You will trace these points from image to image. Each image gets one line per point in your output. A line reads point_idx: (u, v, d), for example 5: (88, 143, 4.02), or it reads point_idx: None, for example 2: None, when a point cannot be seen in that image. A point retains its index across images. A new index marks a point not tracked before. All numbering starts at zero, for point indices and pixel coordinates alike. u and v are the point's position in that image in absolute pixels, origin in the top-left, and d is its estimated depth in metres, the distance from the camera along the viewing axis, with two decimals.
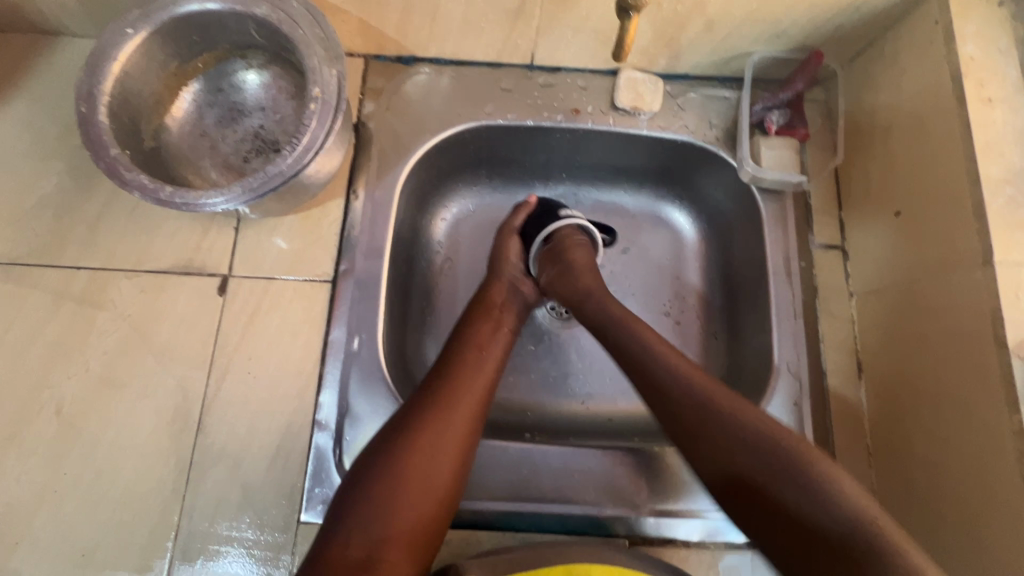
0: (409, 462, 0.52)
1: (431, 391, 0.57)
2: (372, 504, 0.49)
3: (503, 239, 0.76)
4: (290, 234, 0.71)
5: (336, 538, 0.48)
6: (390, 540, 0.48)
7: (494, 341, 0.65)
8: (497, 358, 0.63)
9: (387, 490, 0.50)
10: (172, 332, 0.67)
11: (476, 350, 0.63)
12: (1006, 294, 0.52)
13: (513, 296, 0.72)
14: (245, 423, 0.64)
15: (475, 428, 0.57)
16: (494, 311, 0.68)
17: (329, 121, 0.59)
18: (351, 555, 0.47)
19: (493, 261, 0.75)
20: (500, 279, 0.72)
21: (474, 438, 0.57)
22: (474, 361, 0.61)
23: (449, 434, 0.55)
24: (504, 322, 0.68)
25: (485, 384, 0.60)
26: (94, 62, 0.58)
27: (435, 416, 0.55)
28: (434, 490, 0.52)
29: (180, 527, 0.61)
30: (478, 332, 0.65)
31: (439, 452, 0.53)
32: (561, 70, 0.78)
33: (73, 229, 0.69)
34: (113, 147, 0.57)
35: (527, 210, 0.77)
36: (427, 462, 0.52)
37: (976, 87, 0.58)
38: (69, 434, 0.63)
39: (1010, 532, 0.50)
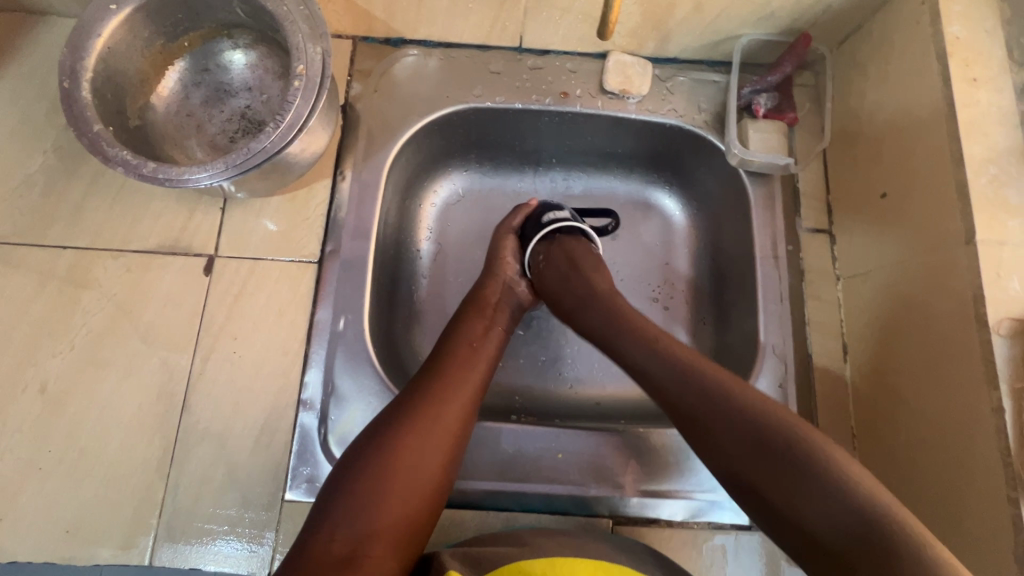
0: (397, 457, 0.51)
1: (422, 387, 0.57)
2: (357, 500, 0.49)
3: (499, 238, 0.74)
4: (277, 214, 0.71)
5: (320, 533, 0.48)
6: (375, 536, 0.48)
7: (488, 338, 0.65)
8: (489, 356, 0.63)
9: (373, 485, 0.50)
10: (158, 312, 0.67)
11: (470, 347, 0.62)
12: (987, 272, 0.52)
13: (506, 296, 0.71)
14: (231, 402, 0.64)
15: (465, 426, 0.57)
16: (489, 310, 0.68)
17: (313, 98, 0.59)
18: (334, 551, 0.46)
19: (489, 259, 0.73)
20: (496, 278, 0.71)
21: (463, 436, 0.57)
22: (466, 358, 0.61)
23: (438, 431, 0.54)
24: (497, 321, 0.67)
25: (477, 380, 0.60)
26: (76, 38, 0.58)
27: (424, 412, 0.55)
28: (420, 487, 0.52)
29: (164, 505, 0.61)
30: (472, 328, 0.65)
31: (427, 449, 0.53)
32: (550, 53, 0.78)
33: (59, 208, 0.69)
34: (96, 123, 0.57)
35: (524, 212, 0.75)
36: (416, 458, 0.52)
37: (961, 67, 0.58)
38: (54, 412, 0.63)
39: (988, 509, 0.50)
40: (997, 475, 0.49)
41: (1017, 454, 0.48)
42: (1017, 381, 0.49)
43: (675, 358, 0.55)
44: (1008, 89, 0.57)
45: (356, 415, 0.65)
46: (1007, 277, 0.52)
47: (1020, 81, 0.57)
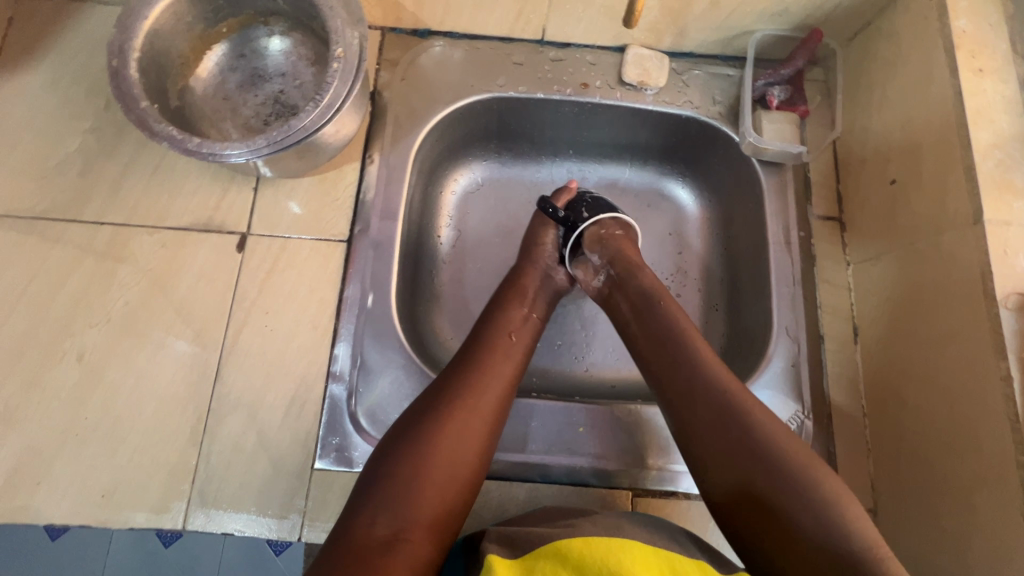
0: (436, 444, 0.52)
1: (459, 374, 0.58)
2: (396, 485, 0.50)
3: (536, 228, 0.76)
4: (308, 196, 0.73)
5: (360, 517, 0.48)
6: (415, 521, 0.48)
7: (524, 329, 0.65)
8: (525, 346, 0.64)
9: (412, 471, 0.50)
10: (192, 286, 0.69)
11: (506, 336, 0.63)
12: (995, 250, 0.55)
13: (545, 284, 0.72)
14: (262, 373, 0.66)
15: (501, 414, 0.57)
16: (526, 300, 0.69)
17: (350, 80, 0.62)
18: (376, 534, 0.47)
19: (527, 248, 0.75)
20: (535, 267, 0.73)
21: (499, 425, 0.57)
22: (503, 347, 0.62)
23: (476, 419, 0.55)
24: (533, 311, 0.69)
25: (512, 370, 0.61)
26: (126, 20, 0.61)
27: (464, 399, 0.55)
28: (458, 473, 0.52)
29: (197, 472, 0.63)
30: (508, 318, 0.66)
31: (465, 436, 0.53)
32: (570, 46, 0.81)
33: (97, 185, 0.71)
34: (143, 100, 0.59)
35: (568, 194, 0.78)
36: (454, 445, 0.53)
37: (967, 58, 0.61)
38: (90, 381, 0.65)
39: (998, 475, 0.52)
40: (1006, 442, 0.51)
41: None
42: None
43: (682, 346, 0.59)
44: (1013, 80, 0.60)
45: (383, 388, 0.67)
46: (1014, 255, 0.54)
47: None
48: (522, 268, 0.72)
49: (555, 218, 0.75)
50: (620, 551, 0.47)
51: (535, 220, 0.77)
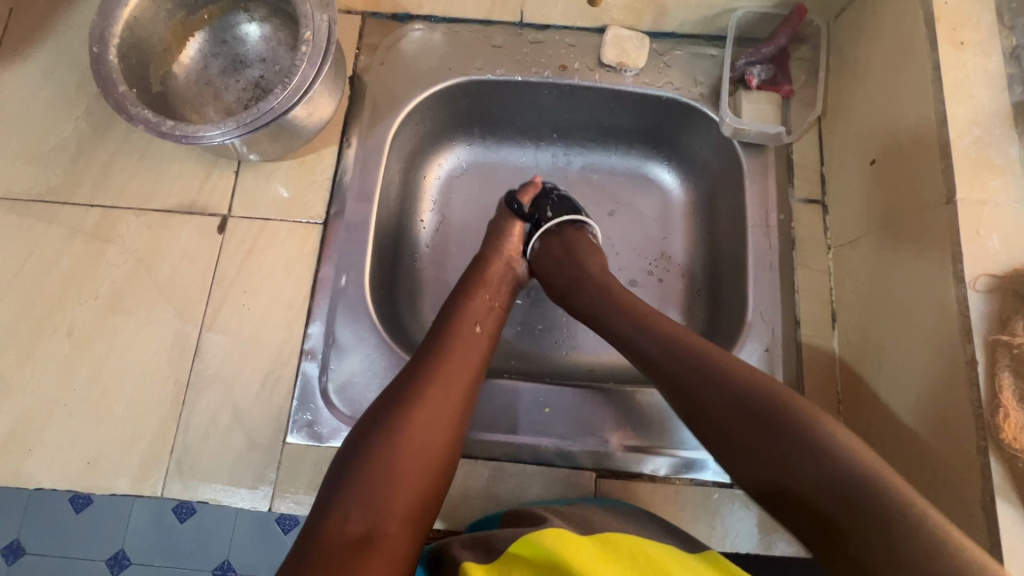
0: (407, 438, 0.52)
1: (425, 367, 0.58)
2: (369, 482, 0.49)
3: (502, 219, 0.76)
4: (286, 179, 0.75)
5: (332, 516, 0.48)
6: (388, 516, 0.49)
7: (487, 319, 0.66)
8: (488, 336, 0.65)
9: (384, 467, 0.50)
10: (175, 266, 0.72)
11: (470, 328, 0.64)
12: (967, 230, 0.53)
13: (507, 275, 0.73)
14: (239, 350, 0.69)
15: (467, 405, 0.58)
16: (490, 290, 0.70)
17: (319, 62, 0.63)
18: (351, 532, 0.47)
19: (489, 241, 0.75)
20: (498, 258, 0.73)
21: (465, 414, 0.58)
22: (468, 338, 0.62)
23: (444, 411, 0.56)
24: (498, 302, 0.70)
25: (477, 360, 0.62)
26: (106, 7, 0.63)
27: (432, 393, 0.56)
28: (430, 466, 0.53)
29: (175, 443, 0.66)
30: (473, 309, 0.66)
31: (435, 430, 0.54)
32: (550, 28, 0.81)
33: (88, 169, 0.74)
34: (121, 85, 0.62)
35: (533, 191, 0.78)
36: (425, 438, 0.53)
37: (948, 31, 0.58)
38: (79, 355, 0.68)
39: (959, 460, 0.50)
40: (968, 428, 0.50)
41: (988, 406, 0.48)
42: (991, 335, 0.50)
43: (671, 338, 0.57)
44: (996, 53, 0.57)
45: (355, 366, 0.68)
46: (986, 235, 0.53)
47: (1009, 44, 0.58)
48: (484, 258, 0.72)
49: (519, 214, 0.76)
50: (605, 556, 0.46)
51: (501, 214, 0.77)
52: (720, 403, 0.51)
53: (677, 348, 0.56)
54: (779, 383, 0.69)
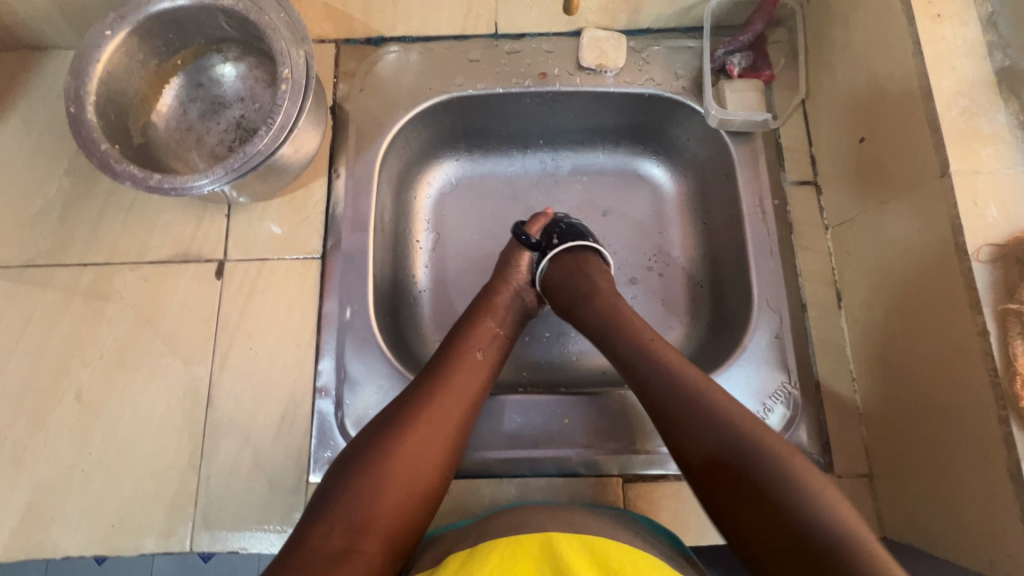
0: (396, 459, 0.54)
1: (423, 392, 0.59)
2: (355, 499, 0.51)
3: (513, 247, 0.76)
4: (279, 216, 0.74)
5: (318, 527, 0.50)
6: (372, 531, 0.50)
7: (490, 346, 0.67)
8: (491, 363, 0.66)
9: (370, 486, 0.52)
10: (176, 317, 0.71)
11: (474, 355, 0.65)
12: (964, 202, 0.53)
13: (515, 302, 0.73)
14: (251, 394, 0.68)
15: (462, 432, 0.59)
16: (497, 316, 0.70)
17: (300, 100, 0.62)
18: (332, 546, 0.49)
19: (500, 268, 0.75)
20: (507, 285, 0.73)
21: (460, 440, 0.59)
22: (468, 365, 0.63)
23: (437, 437, 0.57)
24: (503, 328, 0.70)
25: (477, 386, 0.63)
26: (77, 65, 0.62)
27: (425, 417, 0.57)
28: (417, 488, 0.54)
29: (199, 495, 0.65)
30: (476, 336, 0.67)
31: (425, 453, 0.55)
32: (526, 36, 0.80)
33: (77, 227, 0.73)
34: (103, 143, 0.61)
35: (544, 221, 0.77)
36: (413, 461, 0.54)
37: (924, 4, 0.58)
38: (90, 417, 0.67)
39: (981, 429, 0.51)
40: (987, 397, 0.50)
41: (1004, 374, 0.49)
42: (999, 304, 0.50)
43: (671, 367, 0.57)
44: (973, 22, 0.57)
45: (370, 398, 0.68)
46: (985, 205, 0.53)
47: (984, 12, 0.58)
48: (494, 285, 0.73)
49: (527, 244, 0.75)
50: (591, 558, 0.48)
51: (511, 244, 0.77)
52: (706, 433, 0.52)
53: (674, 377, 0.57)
54: (792, 368, 0.69)
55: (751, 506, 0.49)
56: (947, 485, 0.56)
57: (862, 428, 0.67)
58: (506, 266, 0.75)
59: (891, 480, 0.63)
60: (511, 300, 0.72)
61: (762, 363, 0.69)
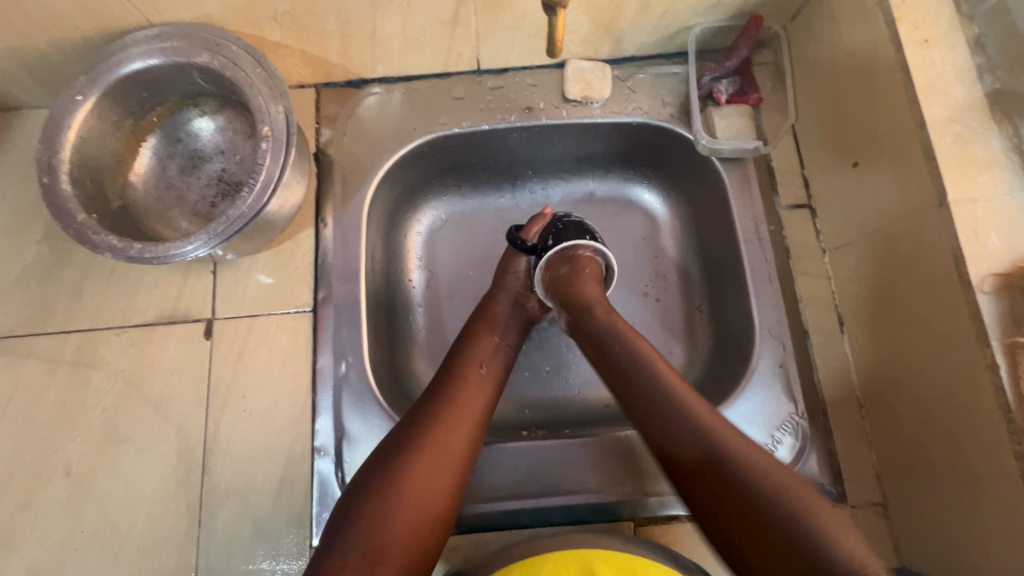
0: (405, 480, 0.52)
1: (428, 409, 0.57)
2: (366, 524, 0.49)
3: (511, 253, 0.74)
4: (268, 270, 0.72)
5: (331, 557, 0.48)
6: (386, 558, 0.48)
7: (494, 359, 0.65)
8: (496, 376, 0.64)
9: (380, 510, 0.50)
10: (166, 381, 0.69)
11: (477, 368, 0.63)
12: (964, 231, 0.52)
13: (517, 311, 0.71)
14: (248, 458, 0.66)
15: (472, 447, 0.57)
16: (497, 327, 0.68)
17: (281, 157, 0.61)
18: (346, 574, 0.47)
19: (499, 277, 0.73)
20: (507, 295, 0.71)
21: (471, 458, 0.57)
22: (473, 378, 0.61)
23: (447, 454, 0.55)
24: (505, 339, 0.68)
25: (484, 401, 0.60)
26: (49, 132, 0.60)
27: (433, 434, 0.55)
28: (430, 511, 0.52)
29: (199, 568, 0.63)
30: (479, 348, 0.65)
31: (435, 472, 0.53)
32: (509, 71, 0.79)
33: (58, 294, 0.71)
34: (80, 213, 0.59)
35: (542, 222, 0.74)
36: (423, 481, 0.52)
37: (910, 30, 0.58)
38: (81, 493, 0.65)
39: (996, 463, 0.50)
40: (1001, 432, 0.49)
41: (1017, 409, 0.48)
42: (1007, 337, 0.49)
43: (647, 361, 0.57)
44: (961, 46, 0.57)
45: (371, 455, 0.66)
46: (985, 234, 0.52)
47: (970, 35, 0.58)
48: (494, 294, 0.71)
49: (523, 248, 0.72)
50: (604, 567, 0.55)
51: (507, 249, 0.74)
52: (674, 427, 0.53)
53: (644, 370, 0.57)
54: (799, 397, 0.68)
55: (727, 502, 0.49)
56: (962, 517, 0.55)
57: (872, 455, 0.66)
58: (506, 274, 0.73)
59: (904, 508, 0.62)
60: (513, 308, 0.71)
61: (769, 395, 0.68)
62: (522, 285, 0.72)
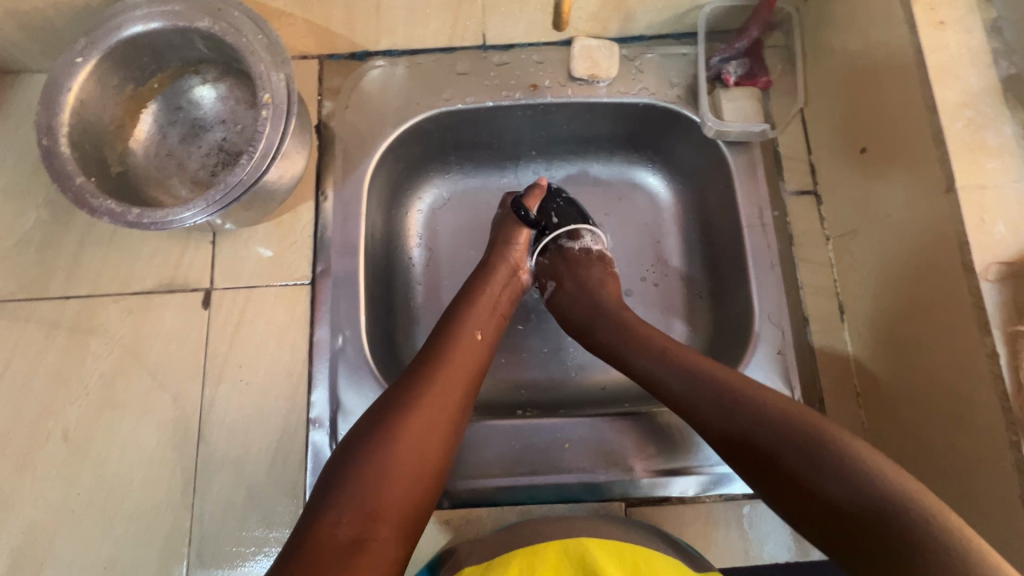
0: (401, 442, 0.51)
1: (422, 373, 0.56)
2: (361, 484, 0.48)
3: (509, 225, 0.74)
4: (267, 241, 0.72)
5: (324, 517, 0.47)
6: (380, 519, 0.47)
7: (488, 327, 0.64)
8: (488, 344, 0.63)
9: (375, 472, 0.49)
10: (164, 349, 0.69)
11: (471, 335, 0.62)
12: (971, 218, 0.51)
13: (512, 282, 0.71)
14: (243, 427, 0.67)
15: (464, 413, 0.57)
16: (492, 296, 0.68)
17: (281, 125, 0.60)
18: (341, 534, 0.46)
19: (496, 246, 0.73)
20: (504, 264, 0.71)
21: (462, 422, 0.56)
22: (467, 344, 0.61)
23: (441, 417, 0.54)
24: (499, 308, 0.67)
25: (476, 367, 0.60)
26: (49, 94, 0.60)
27: (428, 397, 0.54)
28: (423, 474, 0.51)
29: (193, 533, 0.64)
30: (474, 316, 0.64)
31: (430, 434, 0.53)
32: (514, 47, 0.78)
33: (58, 259, 0.71)
34: (78, 176, 0.58)
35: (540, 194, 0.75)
36: (419, 443, 0.52)
37: (927, 11, 0.56)
38: (78, 456, 0.66)
39: (991, 452, 0.50)
40: (998, 421, 0.49)
41: (1015, 399, 0.48)
42: (1009, 326, 0.49)
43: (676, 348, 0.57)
44: (978, 29, 0.55)
45: None
46: (993, 221, 0.51)
47: (988, 18, 0.56)
48: (490, 263, 0.70)
49: (526, 221, 0.73)
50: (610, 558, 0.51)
51: (507, 220, 0.74)
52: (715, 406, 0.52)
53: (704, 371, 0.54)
54: (796, 385, 0.67)
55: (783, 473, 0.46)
56: (954, 505, 0.54)
57: (867, 444, 0.66)
58: (501, 245, 0.72)
59: None
60: (507, 278, 0.70)
61: (766, 381, 0.67)
62: (522, 256, 0.72)
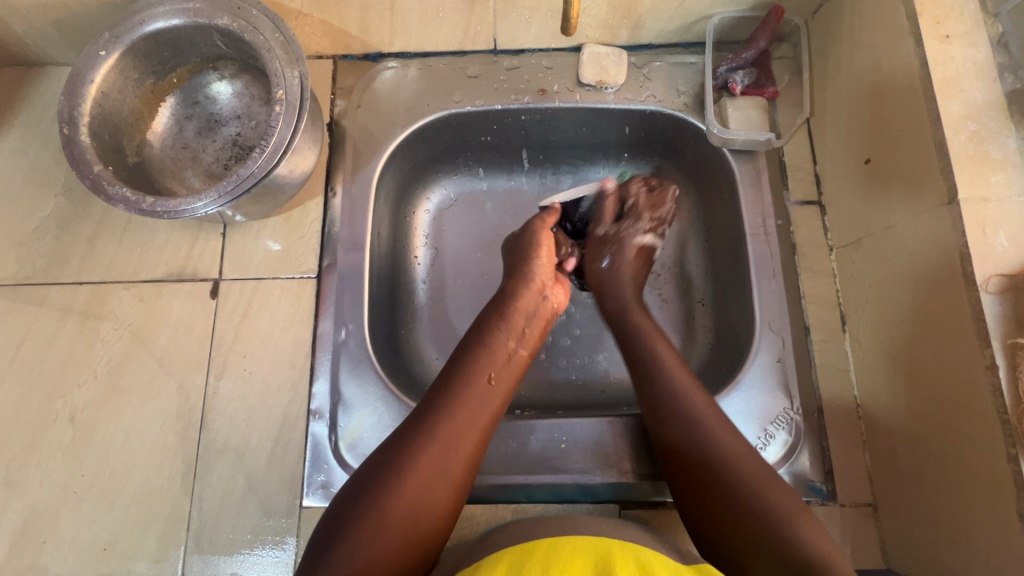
0: (397, 507, 0.49)
1: (424, 427, 0.53)
2: (355, 540, 0.47)
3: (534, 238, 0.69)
4: (276, 235, 0.74)
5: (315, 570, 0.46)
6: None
7: (506, 369, 0.60)
8: (506, 390, 0.59)
9: (367, 533, 0.47)
10: (171, 337, 0.70)
11: (485, 379, 0.58)
12: (972, 230, 0.51)
13: (540, 304, 0.67)
14: (244, 416, 0.68)
15: (473, 466, 0.54)
16: (516, 331, 0.63)
17: (294, 120, 0.62)
18: None
19: (519, 265, 0.68)
20: (531, 287, 0.67)
21: (470, 476, 0.54)
22: (481, 391, 0.57)
23: (444, 479, 0.52)
24: (523, 346, 0.63)
25: (488, 418, 0.56)
26: (72, 85, 0.62)
27: (429, 455, 0.52)
28: (420, 531, 0.50)
29: (191, 517, 0.65)
30: (493, 355, 0.60)
31: (429, 488, 0.51)
32: (525, 52, 0.79)
33: (73, 245, 0.73)
34: (96, 164, 0.60)
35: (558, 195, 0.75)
36: (420, 498, 0.50)
37: (932, 25, 0.57)
38: (84, 438, 0.67)
39: (990, 467, 0.49)
40: (995, 435, 0.48)
41: (1013, 411, 0.47)
42: (1009, 338, 0.48)
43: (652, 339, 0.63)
44: (984, 43, 0.56)
45: (364, 421, 0.67)
46: (995, 234, 0.51)
47: (996, 34, 0.56)
48: (513, 291, 0.66)
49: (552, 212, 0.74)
50: (623, 561, 0.45)
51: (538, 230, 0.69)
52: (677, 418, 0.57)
53: (718, 454, 0.53)
54: (795, 394, 0.67)
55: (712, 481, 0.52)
56: (953, 517, 0.54)
57: (866, 455, 0.66)
58: (525, 264, 0.68)
59: (895, 509, 0.62)
60: (545, 287, 0.68)
61: (764, 387, 0.67)
62: (544, 273, 0.68)
